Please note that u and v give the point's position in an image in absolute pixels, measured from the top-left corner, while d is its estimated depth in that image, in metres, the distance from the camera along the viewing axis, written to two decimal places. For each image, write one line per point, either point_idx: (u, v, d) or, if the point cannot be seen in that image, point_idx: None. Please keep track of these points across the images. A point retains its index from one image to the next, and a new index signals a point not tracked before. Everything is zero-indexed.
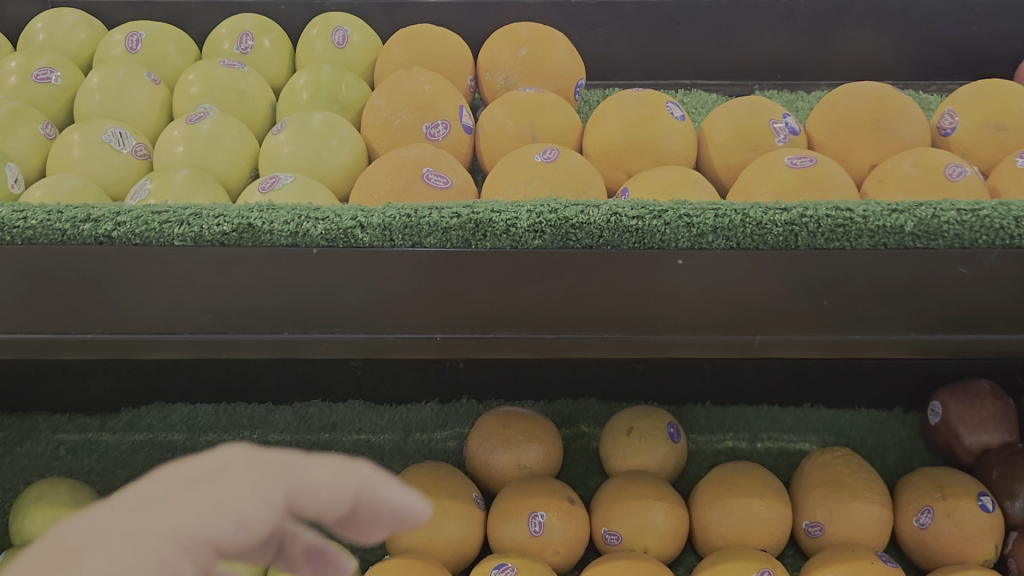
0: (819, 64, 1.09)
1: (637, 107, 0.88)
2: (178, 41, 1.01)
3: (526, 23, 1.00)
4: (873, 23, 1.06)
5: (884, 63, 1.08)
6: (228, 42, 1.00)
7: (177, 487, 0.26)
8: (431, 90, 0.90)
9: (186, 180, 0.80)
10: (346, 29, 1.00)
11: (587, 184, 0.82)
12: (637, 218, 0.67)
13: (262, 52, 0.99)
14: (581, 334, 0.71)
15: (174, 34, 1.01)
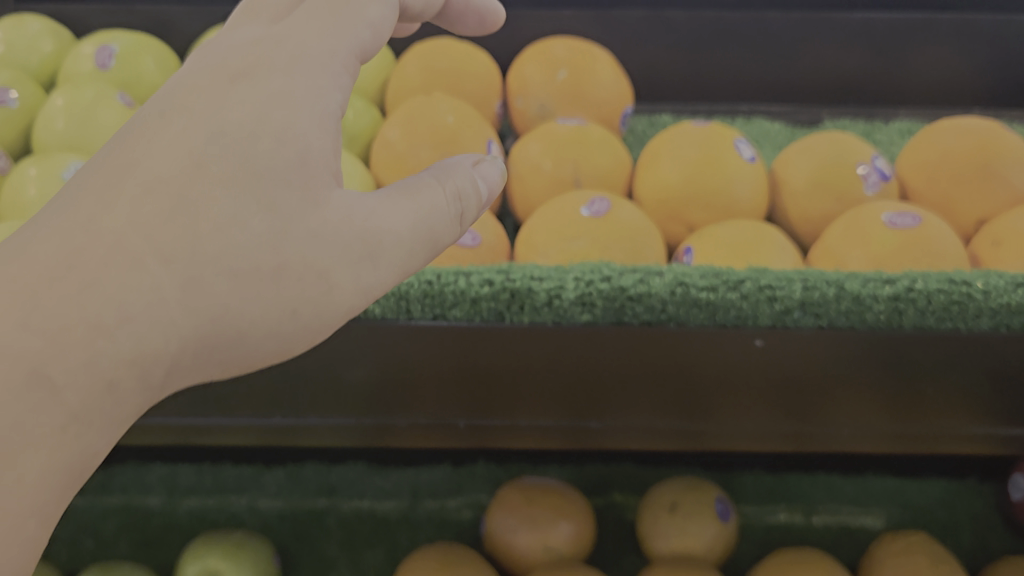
0: (896, 88, 0.93)
1: (700, 145, 0.74)
2: (159, 56, 0.87)
3: (564, 39, 0.85)
4: (958, 40, 0.90)
5: (972, 87, 0.92)
6: None
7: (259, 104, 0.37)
8: (455, 121, 0.76)
9: None
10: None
11: (643, 242, 0.68)
12: (705, 290, 0.60)
13: None
14: (605, 419, 0.66)
15: (154, 46, 0.87)
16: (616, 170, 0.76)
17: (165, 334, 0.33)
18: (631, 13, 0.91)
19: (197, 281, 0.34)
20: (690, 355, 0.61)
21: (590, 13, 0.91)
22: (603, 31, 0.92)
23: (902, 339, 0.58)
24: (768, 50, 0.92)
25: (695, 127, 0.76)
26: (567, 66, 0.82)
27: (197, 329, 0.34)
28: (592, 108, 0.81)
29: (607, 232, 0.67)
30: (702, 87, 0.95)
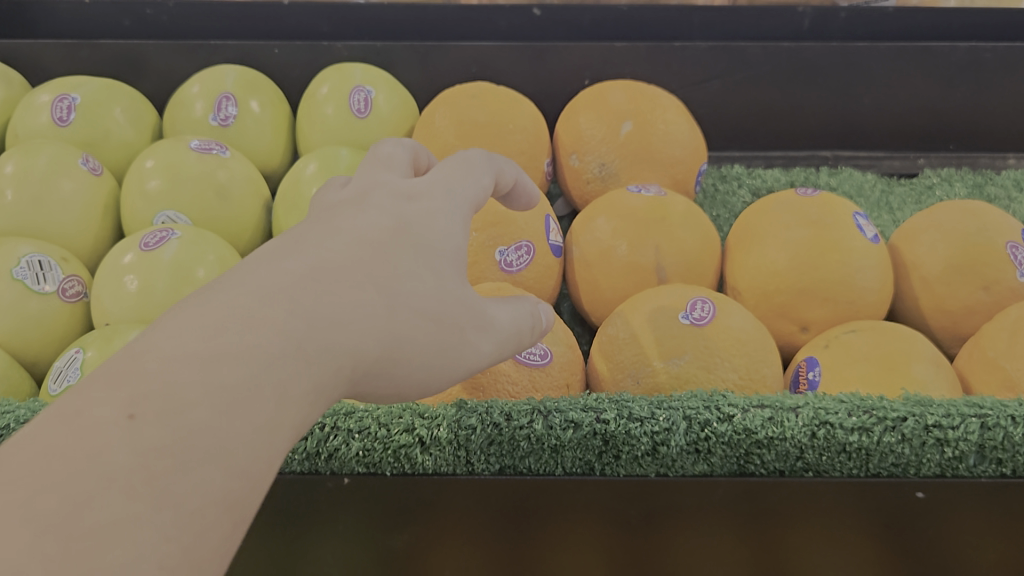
0: (1006, 130, 0.79)
1: (812, 223, 0.59)
2: (128, 107, 0.71)
3: (621, 83, 0.71)
4: None
5: None
6: (199, 107, 0.70)
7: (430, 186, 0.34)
8: None
9: None
10: (369, 89, 0.71)
11: (760, 358, 0.53)
12: (860, 431, 0.48)
13: (248, 122, 0.70)
14: None
15: (123, 94, 0.72)
16: (706, 251, 0.61)
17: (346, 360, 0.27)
18: (693, 44, 0.77)
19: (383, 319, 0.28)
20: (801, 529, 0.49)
21: (644, 47, 0.77)
22: (660, 69, 0.78)
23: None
24: (852, 86, 0.78)
25: (800, 197, 0.62)
26: (632, 117, 0.67)
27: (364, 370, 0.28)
28: (664, 168, 0.67)
29: (716, 346, 0.52)
30: (775, 131, 0.80)
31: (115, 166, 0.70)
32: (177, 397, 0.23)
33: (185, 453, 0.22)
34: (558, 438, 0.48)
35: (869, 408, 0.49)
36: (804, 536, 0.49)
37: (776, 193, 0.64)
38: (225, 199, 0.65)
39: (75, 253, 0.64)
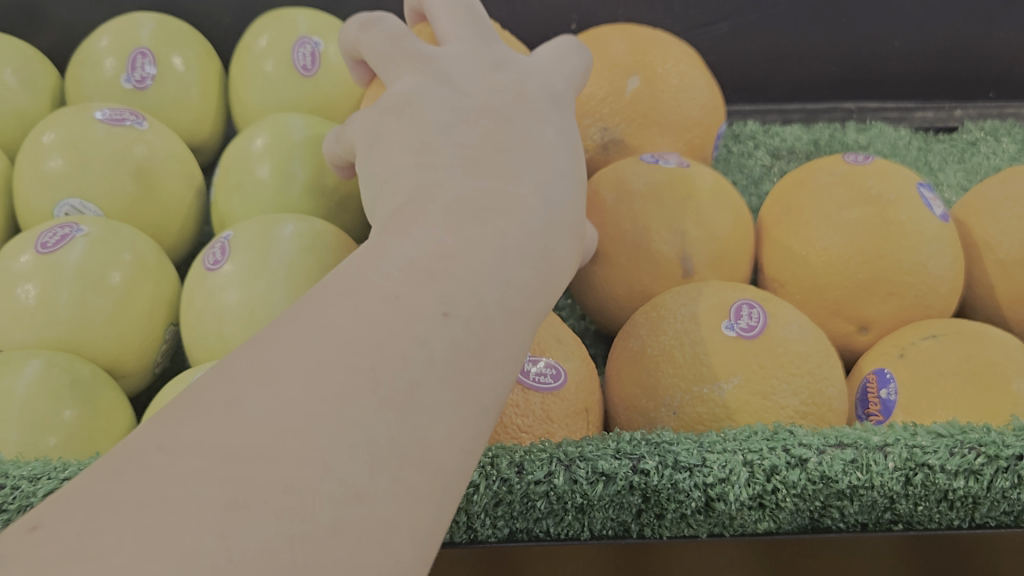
0: None
1: (874, 199, 0.48)
2: (22, 68, 0.58)
3: (619, 28, 0.59)
4: None
5: None
6: (110, 66, 0.57)
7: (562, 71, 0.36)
8: None
9: (37, 398, 0.42)
10: (318, 41, 0.59)
11: (826, 374, 0.43)
12: (963, 474, 0.38)
13: (172, 83, 0.58)
14: None
15: (13, 52, 0.59)
16: (740, 236, 0.50)
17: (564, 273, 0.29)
18: None
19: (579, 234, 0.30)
20: None
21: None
22: (659, 11, 0.68)
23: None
24: (882, 26, 0.68)
25: (850, 166, 0.51)
26: (638, 70, 0.56)
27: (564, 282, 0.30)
28: (676, 132, 0.56)
29: (772, 363, 0.42)
30: (793, 81, 0.69)
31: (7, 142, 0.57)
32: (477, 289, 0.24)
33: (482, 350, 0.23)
34: (585, 496, 0.37)
35: (971, 447, 0.38)
36: None
37: (816, 161, 0.53)
38: (146, 183, 0.52)
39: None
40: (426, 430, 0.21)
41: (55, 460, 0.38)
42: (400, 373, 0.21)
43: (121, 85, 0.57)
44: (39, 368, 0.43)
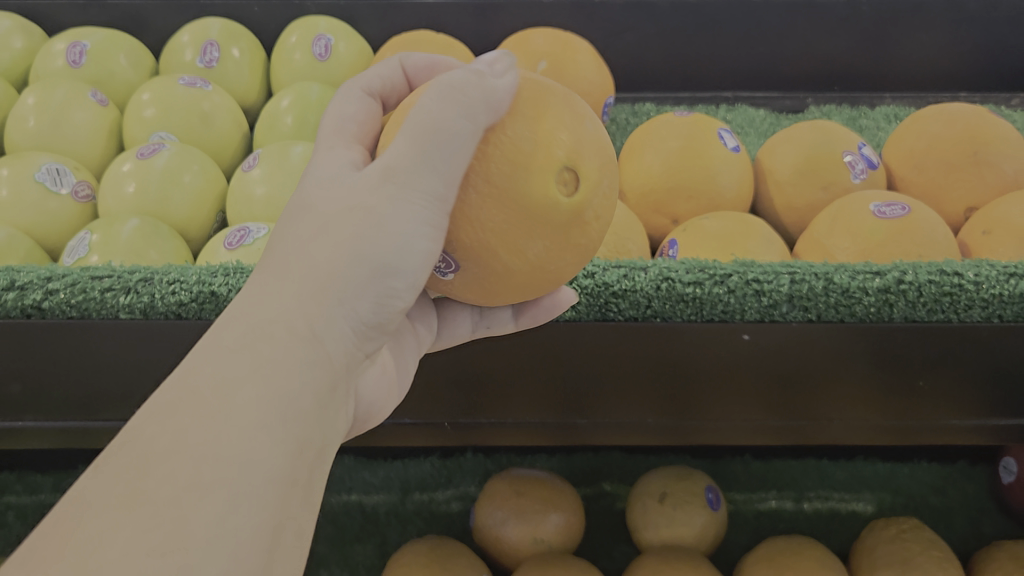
0: (877, 73, 0.94)
1: (685, 137, 0.72)
2: (130, 52, 0.85)
3: (542, 29, 0.84)
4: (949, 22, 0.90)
5: (962, 73, 0.93)
6: (188, 53, 0.84)
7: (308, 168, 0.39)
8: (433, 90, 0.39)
9: (136, 234, 0.68)
10: (330, 37, 0.84)
11: (628, 237, 0.67)
12: (694, 286, 0.61)
13: (230, 65, 0.84)
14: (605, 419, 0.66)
15: (125, 42, 0.85)
16: None
17: (273, 359, 0.32)
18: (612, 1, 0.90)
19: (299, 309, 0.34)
20: (686, 352, 0.62)
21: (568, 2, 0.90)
22: (584, 21, 0.91)
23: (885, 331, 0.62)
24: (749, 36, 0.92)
25: (676, 117, 0.75)
26: (546, 57, 0.81)
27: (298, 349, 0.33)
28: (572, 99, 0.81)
29: None
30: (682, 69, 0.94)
31: (120, 100, 0.84)
32: (133, 439, 0.30)
33: (142, 467, 0.29)
34: None
35: (702, 271, 0.62)
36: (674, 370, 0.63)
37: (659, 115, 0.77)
38: (210, 125, 0.78)
39: (88, 169, 0.78)
40: (119, 504, 0.28)
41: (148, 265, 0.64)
42: (77, 501, 0.28)
43: (197, 65, 0.83)
44: (138, 223, 0.69)
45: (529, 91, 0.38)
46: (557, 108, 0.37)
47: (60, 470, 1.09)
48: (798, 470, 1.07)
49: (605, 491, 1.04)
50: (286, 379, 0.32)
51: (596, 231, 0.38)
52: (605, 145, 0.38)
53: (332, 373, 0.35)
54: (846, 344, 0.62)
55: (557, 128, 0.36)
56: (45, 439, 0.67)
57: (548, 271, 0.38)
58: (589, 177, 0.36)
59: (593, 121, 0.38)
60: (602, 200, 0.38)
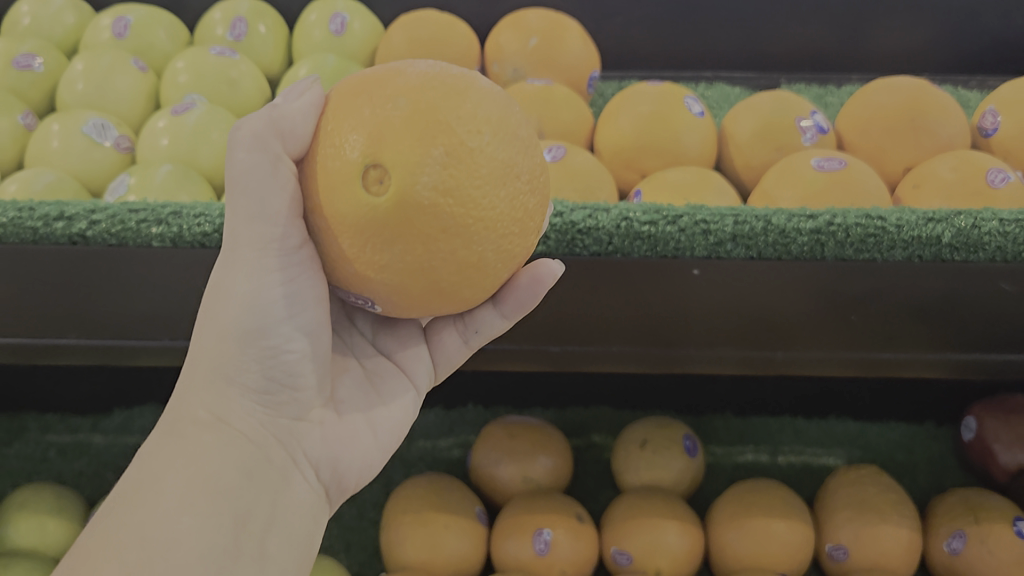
0: (841, 58, 1.21)
1: (653, 102, 0.82)
2: (168, 26, 0.96)
3: (536, 9, 0.93)
4: (901, 17, 1.17)
5: (912, 56, 1.20)
6: (221, 28, 0.94)
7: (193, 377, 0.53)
8: (356, 134, 0.43)
9: (169, 177, 0.78)
10: (345, 15, 0.96)
11: (597, 185, 0.77)
12: (650, 225, 0.71)
13: (256, 39, 0.94)
14: (591, 346, 0.76)
15: (164, 17, 0.96)
16: (579, 125, 0.86)
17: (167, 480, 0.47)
18: None
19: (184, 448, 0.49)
20: (656, 291, 0.73)
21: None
22: None
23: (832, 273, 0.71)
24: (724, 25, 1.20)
25: (647, 86, 0.85)
26: (537, 34, 0.91)
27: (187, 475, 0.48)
28: (561, 72, 0.90)
29: (563, 177, 0.76)
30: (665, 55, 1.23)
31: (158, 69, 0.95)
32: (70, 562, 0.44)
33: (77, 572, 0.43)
34: None
35: (658, 214, 0.71)
36: (648, 299, 0.73)
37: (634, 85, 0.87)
38: (237, 88, 0.88)
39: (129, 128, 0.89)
40: None
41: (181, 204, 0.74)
42: None
43: (227, 38, 0.94)
44: (170, 169, 0.79)
45: (359, 94, 0.45)
46: (360, 109, 0.44)
47: (96, 413, 1.19)
48: (775, 426, 1.15)
49: (594, 441, 1.13)
50: (183, 500, 0.47)
51: (458, 190, 0.42)
52: (442, 112, 0.43)
53: (234, 496, 0.49)
54: (797, 279, 0.71)
55: (358, 135, 0.43)
56: (86, 356, 0.77)
57: (436, 241, 0.43)
58: (398, 161, 0.42)
59: (425, 97, 0.44)
60: (442, 171, 0.42)
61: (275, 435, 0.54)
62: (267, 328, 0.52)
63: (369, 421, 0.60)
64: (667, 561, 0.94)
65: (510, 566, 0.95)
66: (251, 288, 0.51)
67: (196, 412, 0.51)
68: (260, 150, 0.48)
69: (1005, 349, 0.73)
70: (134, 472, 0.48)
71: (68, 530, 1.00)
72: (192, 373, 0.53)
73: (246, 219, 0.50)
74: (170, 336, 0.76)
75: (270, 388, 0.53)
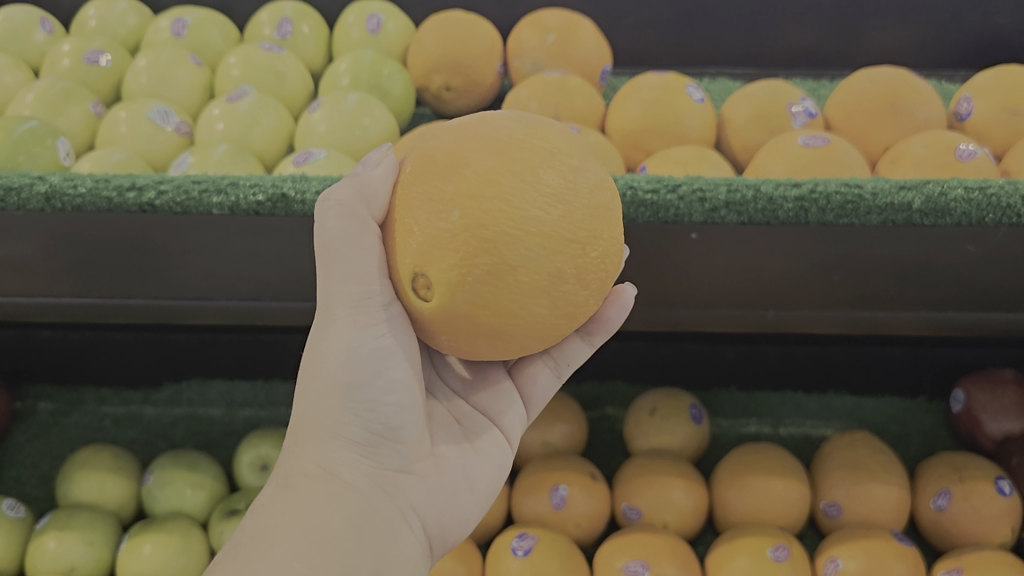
0: (840, 55, 1.36)
1: (658, 90, 0.92)
2: (221, 27, 1.14)
3: (555, 10, 1.12)
4: (895, 18, 1.31)
5: (905, 51, 1.34)
6: (269, 28, 1.13)
7: (299, 436, 0.61)
8: (416, 251, 0.50)
9: (225, 155, 0.87)
10: (381, 17, 1.14)
11: (606, 160, 0.86)
12: (652, 193, 0.79)
13: (300, 38, 1.13)
14: None
15: (217, 20, 1.14)
16: (592, 113, 0.96)
17: (286, 525, 0.55)
18: None
19: (297, 496, 0.57)
20: (658, 253, 0.82)
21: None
22: None
23: (822, 254, 0.80)
24: (727, 24, 1.34)
25: (651, 76, 0.95)
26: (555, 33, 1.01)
27: (304, 521, 0.55)
28: None
29: None
30: (671, 54, 1.38)
31: (211, 64, 1.12)
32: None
33: None
34: None
35: (660, 182, 0.80)
36: (652, 262, 0.82)
37: (639, 77, 0.97)
38: (281, 79, 1.01)
39: (187, 113, 1.02)
40: None
41: (239, 176, 0.83)
42: None
43: (275, 36, 1.13)
44: (227, 149, 0.89)
45: (427, 184, 0.51)
46: (421, 209, 0.50)
47: (144, 387, 1.29)
48: (777, 399, 1.23)
49: (608, 413, 1.23)
50: (296, 545, 0.53)
51: (496, 303, 0.49)
52: (489, 229, 0.48)
53: (343, 541, 0.55)
54: (784, 242, 0.80)
55: (416, 240, 0.50)
56: (148, 313, 0.87)
57: (479, 338, 0.52)
58: (443, 279, 0.49)
59: (477, 208, 0.48)
60: (480, 288, 0.49)
61: (380, 486, 0.61)
62: (364, 382, 0.60)
63: (464, 475, 0.68)
64: (674, 516, 1.01)
65: (528, 519, 1.03)
66: (346, 347, 0.59)
67: (307, 467, 0.59)
68: (349, 217, 0.56)
69: (975, 309, 0.81)
70: (249, 524, 0.55)
71: (123, 487, 1.08)
72: (300, 432, 0.61)
73: (338, 281, 0.58)
74: (224, 298, 0.86)
75: (372, 441, 0.61)
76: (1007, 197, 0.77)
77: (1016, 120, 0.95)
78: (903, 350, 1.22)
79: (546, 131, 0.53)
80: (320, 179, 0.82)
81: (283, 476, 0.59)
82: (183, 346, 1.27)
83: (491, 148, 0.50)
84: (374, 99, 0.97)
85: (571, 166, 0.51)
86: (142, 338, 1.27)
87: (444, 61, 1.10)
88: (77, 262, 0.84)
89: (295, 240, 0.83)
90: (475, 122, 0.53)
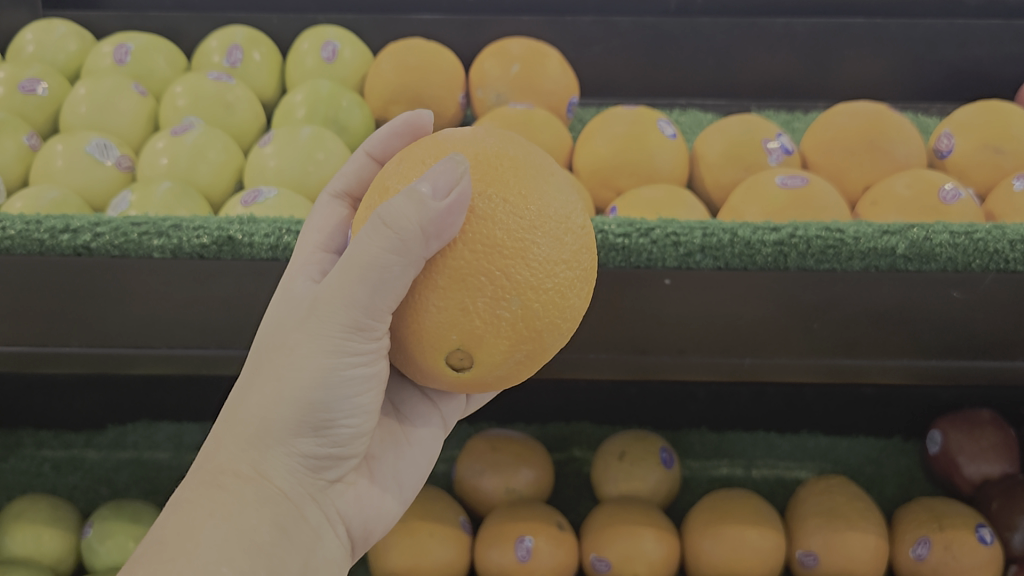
0: (813, 86, 1.33)
1: (627, 125, 0.88)
2: (166, 54, 1.09)
3: (519, 39, 1.08)
4: (870, 47, 1.29)
5: (878, 81, 1.31)
6: (218, 55, 1.09)
7: (224, 424, 0.52)
8: (460, 333, 0.44)
9: (168, 193, 0.82)
10: (337, 44, 1.10)
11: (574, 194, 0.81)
12: (624, 236, 0.75)
13: (251, 66, 1.09)
14: (572, 355, 0.80)
15: (163, 46, 1.09)
16: (558, 149, 0.92)
17: (213, 527, 0.48)
18: None
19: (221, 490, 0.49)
20: (632, 299, 0.77)
21: (545, 20, 1.29)
22: None
23: (801, 300, 0.76)
24: (698, 52, 1.31)
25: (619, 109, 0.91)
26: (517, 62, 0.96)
27: (230, 523, 0.49)
28: None
29: None
30: (640, 86, 1.34)
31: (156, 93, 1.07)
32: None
33: None
34: None
35: (632, 225, 0.76)
36: (625, 306, 0.77)
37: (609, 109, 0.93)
38: (230, 110, 0.96)
39: (128, 146, 0.96)
40: None
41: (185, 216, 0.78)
42: None
43: (225, 64, 1.08)
44: (169, 186, 0.83)
45: (487, 263, 0.44)
46: (480, 290, 0.44)
47: (86, 429, 1.23)
48: (749, 440, 1.19)
49: (574, 455, 1.18)
50: (223, 551, 0.47)
51: (514, 372, 0.47)
52: (542, 321, 0.45)
53: (270, 551, 0.50)
54: (763, 286, 0.76)
55: (465, 317, 0.44)
56: (81, 365, 0.80)
57: (477, 390, 0.49)
58: (486, 360, 0.45)
59: (536, 300, 0.44)
60: (514, 365, 0.46)
61: (313, 494, 0.55)
62: (332, 405, 0.52)
63: (396, 474, 0.64)
64: (644, 567, 0.96)
65: (492, 572, 0.98)
66: (321, 368, 0.50)
67: (238, 464, 0.50)
68: (401, 254, 0.44)
69: (962, 357, 0.77)
70: (173, 521, 0.49)
71: (61, 540, 1.02)
72: (228, 420, 0.52)
73: (349, 299, 0.48)
74: (166, 345, 0.80)
75: (320, 454, 0.54)
76: (994, 242, 0.74)
77: (1000, 158, 0.92)
78: (877, 390, 1.19)
79: (536, 158, 0.48)
80: (270, 221, 0.78)
81: (205, 466, 0.51)
82: (127, 386, 1.21)
83: (546, 226, 0.45)
84: (330, 133, 0.93)
85: (588, 237, 0.48)
86: (83, 379, 1.21)
87: (404, 91, 1.05)
88: (7, 308, 0.78)
89: (242, 284, 0.77)
90: (514, 172, 0.46)
